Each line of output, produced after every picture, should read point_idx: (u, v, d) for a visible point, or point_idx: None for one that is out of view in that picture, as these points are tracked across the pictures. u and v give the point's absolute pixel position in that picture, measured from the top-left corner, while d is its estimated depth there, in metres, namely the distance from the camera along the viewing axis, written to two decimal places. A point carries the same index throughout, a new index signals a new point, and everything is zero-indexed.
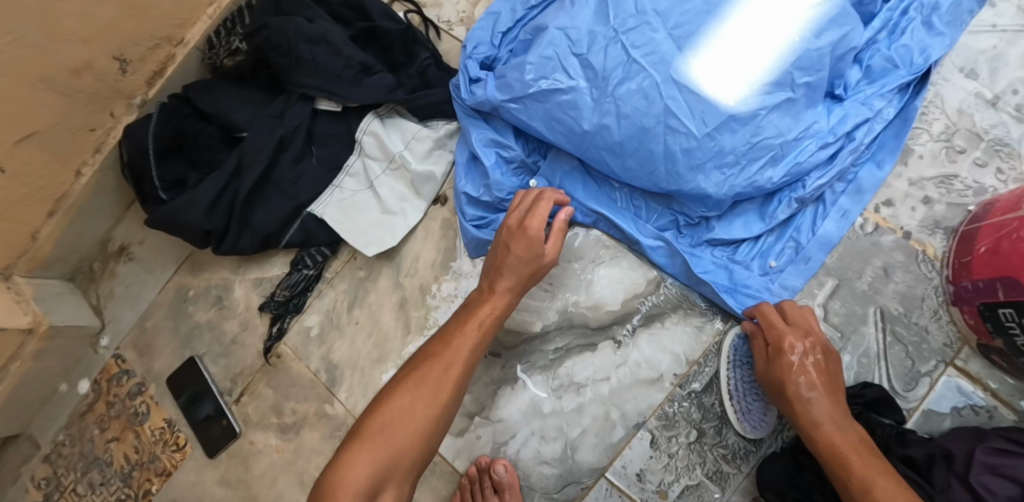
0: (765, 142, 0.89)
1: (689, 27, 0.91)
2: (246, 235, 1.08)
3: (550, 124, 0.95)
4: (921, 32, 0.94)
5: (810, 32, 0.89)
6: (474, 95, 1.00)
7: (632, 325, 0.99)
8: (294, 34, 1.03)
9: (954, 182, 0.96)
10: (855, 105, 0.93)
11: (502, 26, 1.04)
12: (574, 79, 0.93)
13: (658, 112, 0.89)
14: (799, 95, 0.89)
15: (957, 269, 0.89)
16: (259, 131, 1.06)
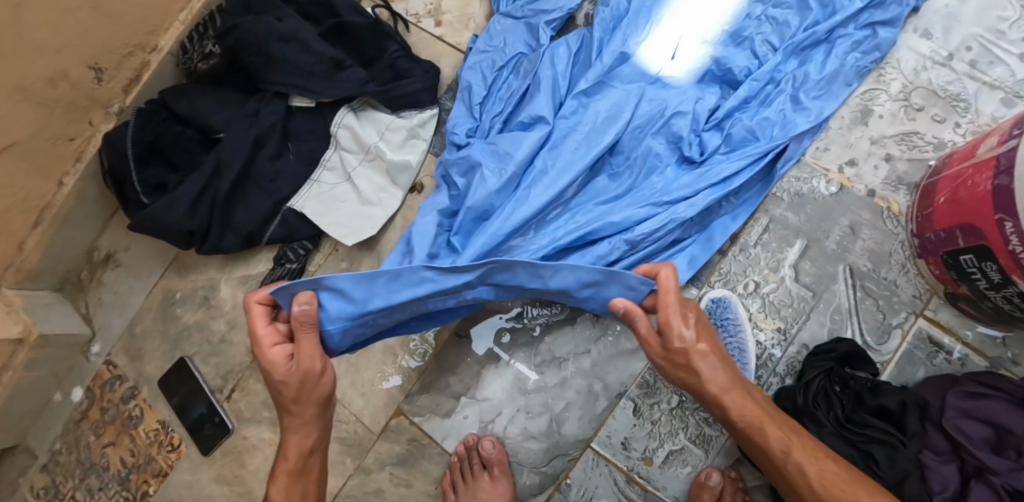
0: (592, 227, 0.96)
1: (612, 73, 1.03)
2: (229, 234, 1.10)
3: (507, 168, 1.00)
4: (786, 107, 0.98)
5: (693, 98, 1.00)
6: (461, 154, 1.03)
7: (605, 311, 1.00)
8: (264, 34, 1.06)
9: (914, 138, 0.98)
10: (707, 170, 0.97)
11: (477, 98, 1.08)
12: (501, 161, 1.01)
13: (541, 196, 0.98)
14: (659, 161, 0.99)
15: (921, 222, 0.91)
16: (238, 131, 1.08)
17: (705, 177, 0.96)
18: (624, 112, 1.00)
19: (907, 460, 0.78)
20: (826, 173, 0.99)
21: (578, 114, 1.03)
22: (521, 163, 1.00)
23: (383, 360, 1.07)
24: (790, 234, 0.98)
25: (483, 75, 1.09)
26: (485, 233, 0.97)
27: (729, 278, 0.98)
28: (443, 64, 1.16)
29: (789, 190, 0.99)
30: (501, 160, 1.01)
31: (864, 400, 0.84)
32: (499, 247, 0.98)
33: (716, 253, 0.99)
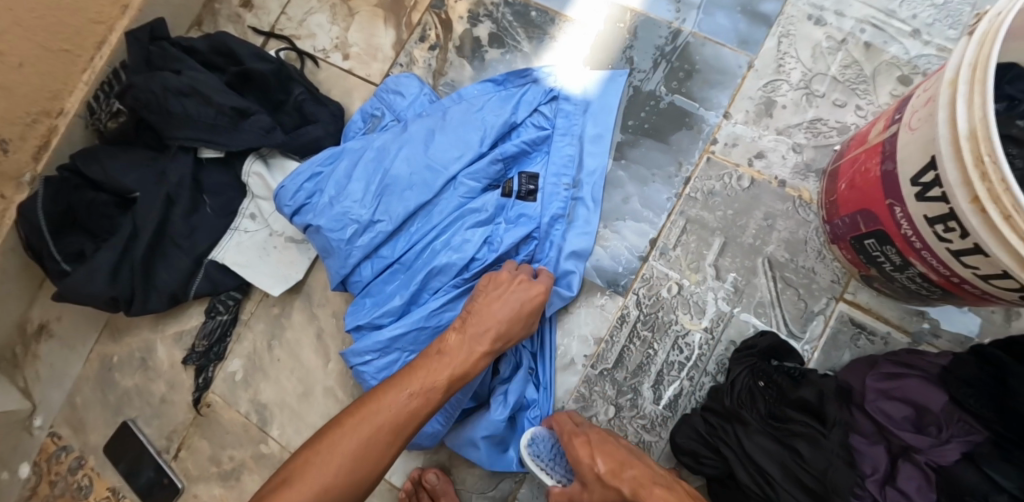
0: (450, 256, 0.96)
1: (432, 181, 0.97)
2: (154, 295, 1.10)
3: (370, 193, 0.97)
4: (559, 138, 1.00)
5: (477, 142, 0.99)
6: (360, 226, 0.96)
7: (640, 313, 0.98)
8: (161, 89, 1.06)
9: (819, 125, 0.99)
10: (515, 216, 0.98)
11: (320, 217, 0.97)
12: (379, 216, 0.97)
13: (402, 254, 0.98)
14: (483, 206, 0.98)
15: (829, 208, 0.93)
16: (150, 192, 1.09)
17: None
18: (465, 214, 0.98)
19: (829, 449, 0.80)
20: (735, 168, 1.00)
21: (419, 234, 0.98)
22: (358, 214, 0.96)
23: (323, 402, 1.07)
24: (707, 232, 0.99)
25: (334, 215, 0.97)
26: (377, 263, 0.98)
27: (652, 283, 0.99)
28: (354, 97, 1.15)
29: (702, 190, 1.00)
30: (379, 264, 0.98)
31: (785, 393, 0.85)
32: (389, 299, 0.97)
33: (638, 259, 1.00)
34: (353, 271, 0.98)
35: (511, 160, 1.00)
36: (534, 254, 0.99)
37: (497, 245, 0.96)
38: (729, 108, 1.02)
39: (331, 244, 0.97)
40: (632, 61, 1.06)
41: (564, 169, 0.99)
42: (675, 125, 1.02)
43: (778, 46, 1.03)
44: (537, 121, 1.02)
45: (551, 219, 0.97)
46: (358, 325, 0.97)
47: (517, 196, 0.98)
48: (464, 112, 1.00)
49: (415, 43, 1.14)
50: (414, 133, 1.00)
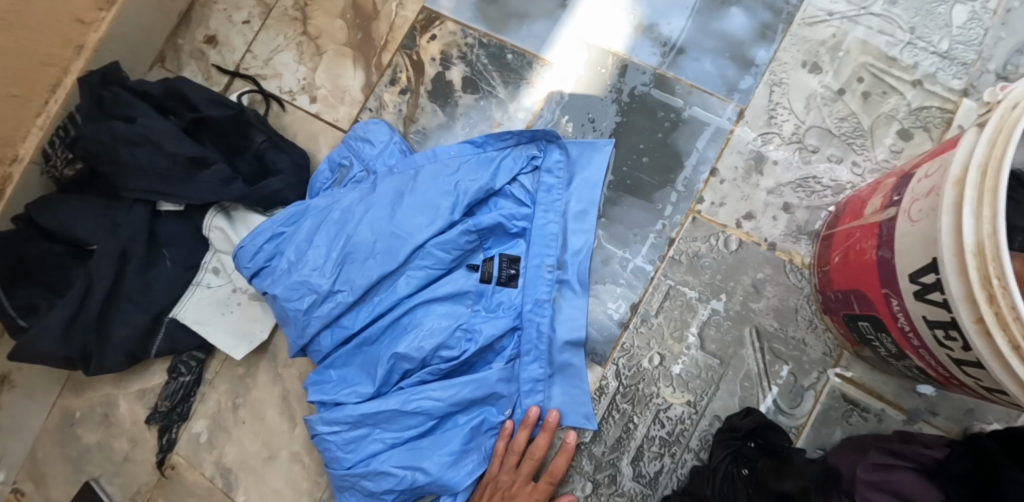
0: (418, 337, 0.91)
1: (399, 252, 0.92)
2: (110, 353, 1.04)
3: (332, 259, 0.92)
4: (543, 212, 0.94)
5: (446, 209, 0.92)
6: (320, 295, 0.91)
7: (621, 383, 0.92)
8: (111, 138, 1.00)
9: (812, 183, 0.93)
10: (491, 304, 0.93)
11: (276, 284, 0.92)
12: (341, 285, 0.92)
13: (366, 325, 0.93)
14: (456, 283, 0.93)
15: (821, 278, 0.87)
16: (103, 245, 1.02)
17: (454, 404, 0.90)
18: (438, 289, 0.93)
19: None
20: (721, 230, 0.93)
21: (390, 303, 0.93)
22: (318, 282, 0.91)
23: (289, 468, 1.02)
24: (692, 298, 0.93)
25: (292, 281, 0.92)
26: (339, 334, 0.93)
27: (632, 353, 0.93)
28: (322, 143, 1.09)
29: (687, 252, 0.94)
30: (343, 336, 0.94)
31: (769, 484, 0.79)
32: (354, 367, 0.94)
33: (618, 326, 0.94)
34: (311, 340, 0.94)
35: (486, 232, 0.94)
36: (515, 350, 0.93)
37: (477, 335, 0.91)
38: (717, 163, 0.95)
39: (286, 312, 0.92)
40: (613, 110, 0.99)
41: (546, 249, 0.93)
42: (659, 180, 0.96)
43: (770, 96, 0.96)
44: (517, 190, 0.96)
45: (532, 307, 0.92)
46: (322, 400, 0.93)
47: (497, 282, 0.94)
48: (435, 175, 0.95)
49: (385, 86, 1.07)
50: (382, 195, 0.94)
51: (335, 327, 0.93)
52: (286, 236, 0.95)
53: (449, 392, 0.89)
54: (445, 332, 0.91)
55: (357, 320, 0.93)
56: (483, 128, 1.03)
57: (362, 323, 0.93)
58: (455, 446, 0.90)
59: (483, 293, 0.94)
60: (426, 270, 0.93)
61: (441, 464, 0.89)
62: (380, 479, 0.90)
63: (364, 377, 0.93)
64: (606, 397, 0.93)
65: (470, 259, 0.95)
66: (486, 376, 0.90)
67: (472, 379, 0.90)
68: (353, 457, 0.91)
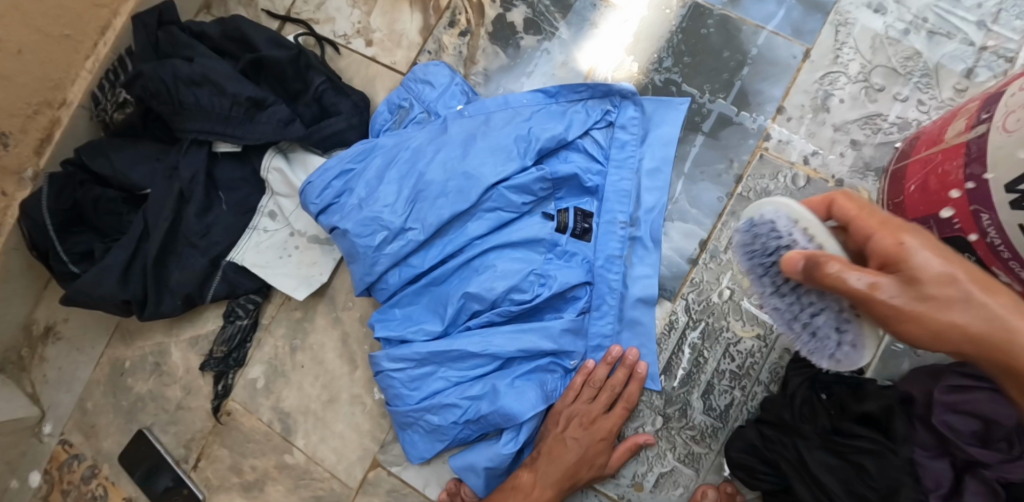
0: (489, 280, 0.89)
1: (470, 193, 0.90)
2: (168, 297, 1.04)
3: (404, 196, 0.91)
4: (618, 165, 0.94)
5: (519, 154, 0.91)
6: (390, 232, 0.90)
7: (690, 319, 0.93)
8: (171, 79, 1.00)
9: (878, 121, 0.94)
10: (564, 252, 0.92)
11: (344, 219, 0.91)
12: (411, 223, 0.90)
13: (434, 266, 0.92)
14: (528, 228, 0.92)
15: (892, 210, 0.88)
16: (160, 188, 1.03)
17: (525, 349, 0.88)
18: (510, 234, 0.91)
19: (902, 468, 0.75)
20: (789, 166, 0.94)
21: (459, 244, 0.91)
22: (389, 218, 0.90)
23: (351, 411, 1.01)
24: None
25: (363, 217, 0.90)
26: (406, 273, 0.92)
27: (702, 288, 0.93)
28: (379, 86, 1.08)
29: (755, 189, 0.94)
30: (412, 275, 0.92)
31: (849, 407, 0.81)
32: (421, 306, 0.93)
33: (687, 262, 0.94)
34: (379, 279, 0.92)
35: (561, 181, 0.93)
36: (586, 303, 0.92)
37: (551, 282, 0.89)
38: (783, 102, 0.96)
39: (355, 248, 0.91)
40: (678, 50, 0.99)
41: (620, 205, 0.93)
42: (726, 118, 0.97)
43: (835, 36, 0.97)
44: (589, 144, 0.95)
45: (604, 263, 0.92)
46: (387, 337, 0.92)
47: (571, 233, 0.93)
48: (508, 121, 0.94)
49: (444, 28, 1.06)
50: (455, 137, 0.93)
51: (402, 267, 0.92)
52: (356, 175, 0.94)
53: (519, 338, 0.88)
54: (518, 277, 0.89)
55: (426, 262, 0.92)
56: (546, 70, 1.03)
57: (430, 265, 0.92)
58: (518, 388, 0.88)
59: (556, 240, 0.92)
60: (499, 213, 0.91)
61: (504, 393, 0.88)
62: (444, 412, 0.89)
63: (431, 317, 0.92)
64: (677, 332, 0.93)
65: (543, 207, 0.93)
66: (556, 324, 0.89)
67: (542, 325, 0.89)
68: (418, 394, 0.90)
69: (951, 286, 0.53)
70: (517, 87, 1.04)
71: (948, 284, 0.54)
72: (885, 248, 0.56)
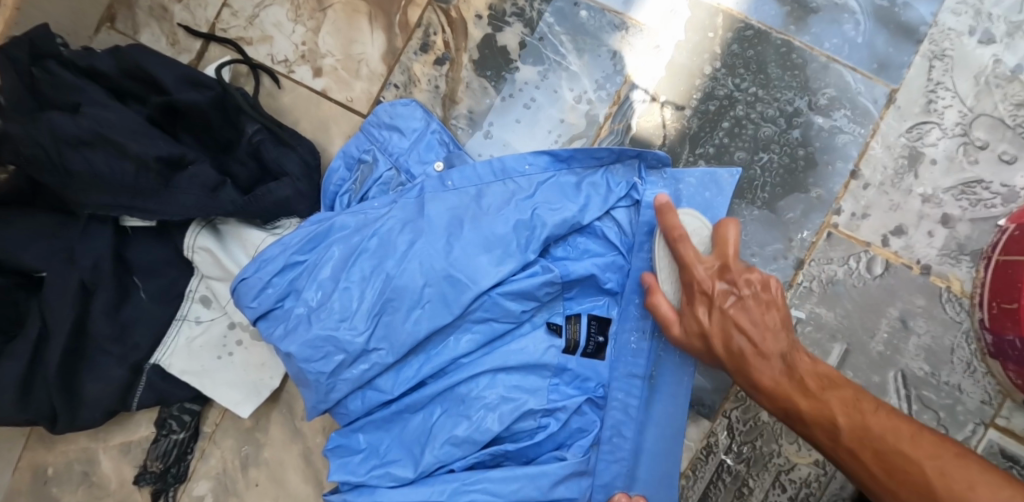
0: (478, 414, 0.71)
1: (454, 304, 0.70)
2: (84, 413, 0.81)
3: (370, 304, 0.70)
4: (644, 258, 0.75)
5: (518, 250, 0.72)
6: (351, 354, 0.69)
7: (732, 441, 0.76)
8: (51, 140, 0.73)
9: (978, 189, 0.73)
10: (574, 375, 0.75)
11: (289, 337, 0.69)
12: (378, 340, 0.70)
13: (407, 391, 0.73)
14: (527, 344, 0.74)
15: (997, 315, 0.68)
16: (55, 278, 0.78)
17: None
18: (507, 353, 0.73)
19: None
20: (865, 249, 0.74)
21: (440, 363, 0.73)
22: (350, 335, 0.69)
23: None
24: (825, 337, 0.74)
25: (313, 334, 0.69)
26: (372, 398, 0.73)
27: (748, 404, 0.75)
28: (333, 132, 0.84)
29: (820, 277, 0.74)
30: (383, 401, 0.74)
31: None
32: (390, 433, 0.74)
33: None
34: (336, 404, 0.72)
35: (573, 283, 0.75)
36: (596, 437, 0.75)
37: (558, 415, 0.73)
38: (861, 161, 0.74)
39: (307, 374, 0.69)
40: (724, 89, 0.76)
41: (643, 311, 0.75)
42: (791, 185, 0.75)
43: (929, 73, 0.74)
44: (609, 228, 0.76)
45: (621, 384, 0.75)
46: (346, 481, 0.72)
47: (583, 352, 0.75)
48: (505, 199, 0.74)
49: (415, 54, 0.82)
50: (434, 223, 0.72)
51: (365, 392, 0.73)
52: (302, 270, 0.72)
53: (511, 487, 0.71)
54: (516, 414, 0.71)
55: (398, 388, 0.72)
56: (552, 113, 0.79)
57: (404, 388, 0.73)
58: None
59: (562, 361, 0.74)
60: (492, 323, 0.73)
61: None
62: None
63: (402, 454, 0.73)
64: (718, 457, 0.76)
65: (548, 313, 0.75)
66: (558, 471, 0.71)
67: (541, 471, 0.71)
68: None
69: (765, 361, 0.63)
70: (514, 135, 0.80)
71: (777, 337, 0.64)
72: (747, 321, 0.65)
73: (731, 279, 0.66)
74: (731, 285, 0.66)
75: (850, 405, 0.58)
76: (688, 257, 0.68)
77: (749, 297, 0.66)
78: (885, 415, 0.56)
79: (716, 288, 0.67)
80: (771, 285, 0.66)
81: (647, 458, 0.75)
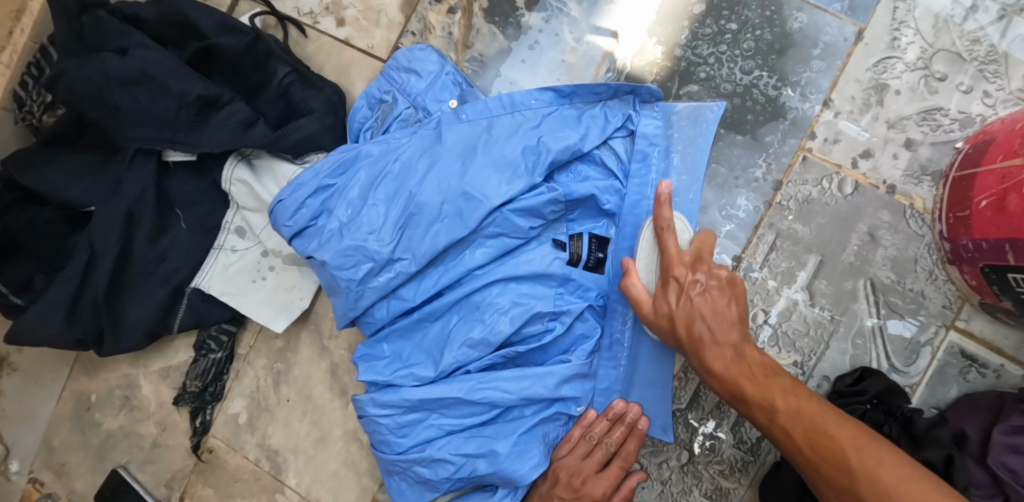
0: (490, 320, 0.79)
1: (467, 220, 0.79)
2: (127, 333, 0.89)
3: (394, 220, 0.79)
4: (640, 180, 0.82)
5: (525, 171, 0.80)
6: (377, 265, 0.78)
7: None
8: (101, 79, 0.82)
9: (938, 116, 0.82)
10: (576, 287, 0.83)
11: (323, 249, 0.78)
12: (401, 252, 0.79)
13: (427, 301, 0.82)
14: (535, 257, 0.82)
15: (953, 224, 0.77)
16: (103, 207, 0.86)
17: (527, 398, 0.79)
18: (517, 266, 0.81)
19: None
20: (836, 171, 0.83)
21: (456, 275, 0.81)
22: (376, 248, 0.78)
23: (346, 448, 0.92)
24: (801, 250, 0.83)
25: (342, 247, 0.78)
26: (396, 307, 0.81)
27: None
28: (356, 77, 0.92)
29: (797, 197, 0.84)
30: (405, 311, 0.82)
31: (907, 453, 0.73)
32: (411, 340, 0.83)
33: None
34: (364, 312, 0.81)
35: (576, 204, 0.83)
36: (597, 343, 0.83)
37: (563, 321, 0.81)
38: (832, 94, 0.84)
39: (337, 281, 0.78)
40: (710, 30, 0.85)
41: (641, 229, 0.82)
42: (769, 115, 0.84)
43: (893, 14, 0.83)
44: (607, 156, 0.84)
45: (620, 295, 0.83)
46: (374, 381, 0.81)
47: (585, 266, 0.83)
48: (515, 128, 0.82)
49: (430, 4, 0.90)
50: (450, 149, 0.80)
51: (388, 302, 0.81)
52: (333, 193, 0.80)
53: (521, 385, 0.79)
54: (524, 318, 0.79)
55: (419, 298, 0.81)
56: (554, 55, 0.88)
57: (424, 298, 0.81)
58: (518, 438, 0.79)
59: (566, 274, 0.82)
60: (503, 239, 0.81)
61: (505, 455, 0.78)
62: (436, 467, 0.80)
63: (423, 358, 0.81)
64: None
65: (553, 232, 0.83)
66: (563, 371, 0.79)
67: (548, 371, 0.79)
68: (407, 442, 0.81)
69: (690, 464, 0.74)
70: (521, 75, 0.89)
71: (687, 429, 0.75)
72: (704, 311, 0.72)
73: (703, 271, 0.73)
74: (699, 280, 0.73)
75: (788, 391, 0.67)
76: (672, 255, 0.75)
77: (707, 292, 0.72)
78: (761, 356, 0.71)
79: (686, 277, 0.73)
80: (735, 285, 0.73)
81: (643, 363, 0.83)
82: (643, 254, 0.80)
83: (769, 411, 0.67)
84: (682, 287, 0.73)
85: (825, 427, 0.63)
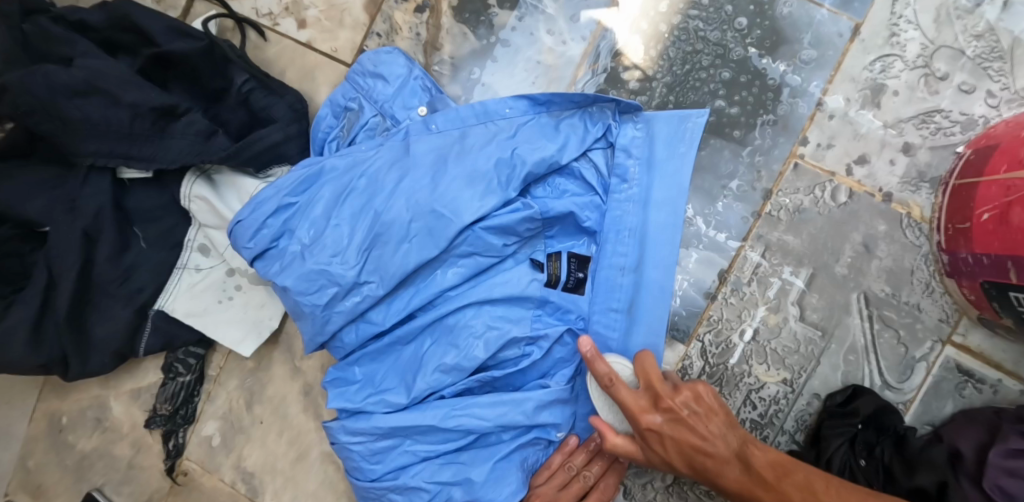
0: (464, 344, 0.76)
1: (437, 240, 0.74)
2: (95, 354, 0.86)
3: (359, 241, 0.74)
4: (622, 196, 0.78)
5: (499, 187, 0.75)
6: (342, 290, 0.74)
7: (706, 363, 0.81)
8: (47, 90, 0.76)
9: (938, 118, 0.77)
10: (555, 308, 0.79)
11: (286, 273, 0.74)
12: (368, 274, 0.75)
13: (398, 325, 0.78)
14: (510, 278, 0.78)
15: (952, 236, 0.72)
16: (59, 225, 0.81)
17: (504, 425, 0.76)
18: (491, 287, 0.77)
19: None
20: (830, 177, 0.78)
21: (429, 297, 0.77)
22: (342, 271, 0.74)
23: (323, 470, 0.90)
24: (791, 262, 0.79)
25: (306, 271, 0.74)
26: (366, 331, 0.77)
27: (721, 327, 0.80)
28: (320, 82, 0.87)
29: (787, 206, 0.79)
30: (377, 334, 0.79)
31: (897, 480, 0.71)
32: (383, 363, 0.79)
33: (704, 296, 0.81)
34: (332, 336, 0.77)
35: (554, 220, 0.79)
36: (577, 366, 0.80)
37: (543, 344, 0.78)
38: (825, 94, 0.78)
39: (303, 306, 0.74)
40: (696, 27, 0.80)
41: (621, 247, 0.79)
42: (758, 118, 0.79)
43: (892, 7, 0.77)
44: (587, 168, 0.79)
45: (601, 315, 0.79)
46: (344, 408, 0.77)
47: (564, 287, 0.79)
48: (487, 140, 0.77)
49: (396, 2, 0.85)
50: (419, 164, 0.75)
51: (358, 326, 0.77)
52: (296, 212, 0.75)
53: (498, 411, 0.76)
54: (500, 340, 0.76)
55: (390, 322, 0.77)
56: (530, 56, 0.83)
57: (397, 322, 0.78)
58: (495, 464, 0.76)
59: (545, 295, 0.78)
60: (476, 258, 0.77)
61: (481, 482, 0.76)
62: (411, 495, 0.77)
63: (395, 383, 0.78)
64: (693, 378, 0.81)
65: (530, 249, 0.80)
66: (541, 396, 0.76)
67: (525, 396, 0.76)
68: (381, 468, 0.77)
69: (725, 465, 0.68)
70: (494, 77, 0.84)
71: (727, 440, 0.68)
72: (693, 440, 0.68)
73: (669, 410, 0.68)
74: (673, 415, 0.68)
75: None
76: (632, 407, 0.69)
77: (691, 415, 0.68)
78: (840, 500, 0.64)
79: (660, 423, 0.68)
80: (701, 394, 0.69)
81: None
82: (605, 408, 0.76)
83: (829, 480, 0.63)
84: (675, 416, 0.68)
85: (885, 498, 0.59)
